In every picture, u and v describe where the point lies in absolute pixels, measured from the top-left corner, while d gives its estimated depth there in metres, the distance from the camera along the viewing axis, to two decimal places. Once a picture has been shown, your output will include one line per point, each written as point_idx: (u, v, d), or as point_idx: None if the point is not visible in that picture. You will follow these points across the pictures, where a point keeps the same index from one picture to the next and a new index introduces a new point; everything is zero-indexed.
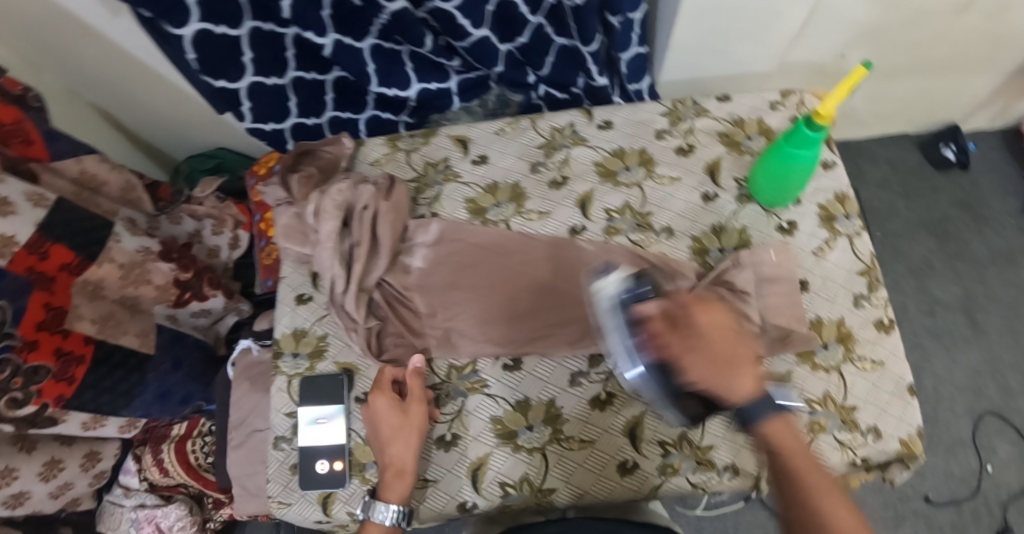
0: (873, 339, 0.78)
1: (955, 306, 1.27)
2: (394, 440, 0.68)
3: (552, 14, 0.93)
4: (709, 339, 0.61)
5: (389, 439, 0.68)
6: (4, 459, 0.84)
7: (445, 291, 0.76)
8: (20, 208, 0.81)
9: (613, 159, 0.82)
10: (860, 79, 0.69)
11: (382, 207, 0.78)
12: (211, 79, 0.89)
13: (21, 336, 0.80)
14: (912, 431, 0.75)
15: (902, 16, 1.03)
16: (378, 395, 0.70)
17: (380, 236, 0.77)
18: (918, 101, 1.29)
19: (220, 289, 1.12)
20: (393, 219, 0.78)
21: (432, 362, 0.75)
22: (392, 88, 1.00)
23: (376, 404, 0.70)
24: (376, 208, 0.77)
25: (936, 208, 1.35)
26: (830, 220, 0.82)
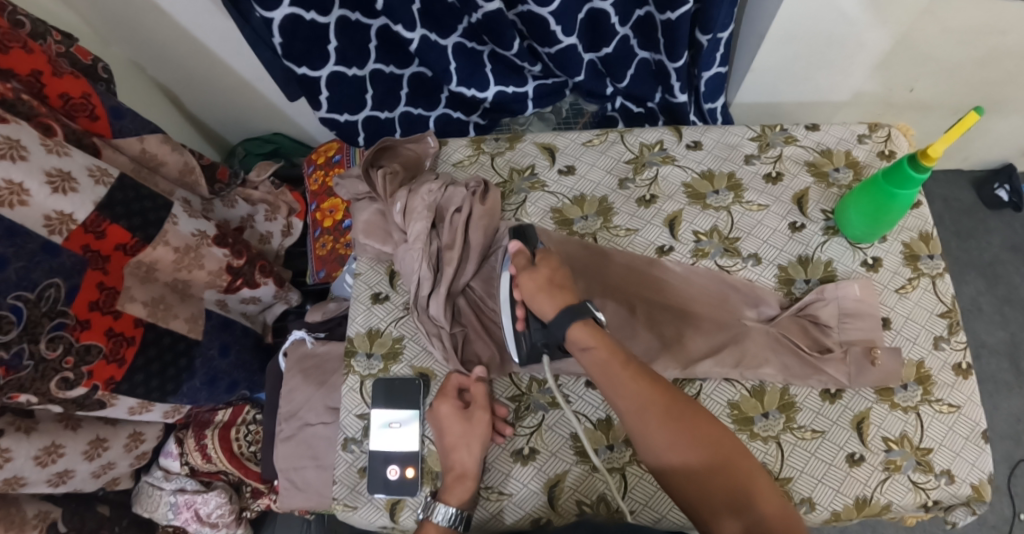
0: (952, 382, 0.76)
1: (1001, 351, 1.29)
2: (460, 443, 0.69)
3: (639, 26, 0.93)
4: (543, 274, 0.66)
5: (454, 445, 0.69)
6: (49, 435, 0.81)
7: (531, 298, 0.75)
8: (81, 184, 0.77)
9: (701, 182, 0.82)
10: (970, 125, 0.68)
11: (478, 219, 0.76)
12: (293, 65, 0.87)
13: (73, 315, 0.78)
14: (985, 477, 0.73)
15: (976, 53, 1.01)
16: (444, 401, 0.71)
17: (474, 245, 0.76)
18: (977, 138, 1.29)
19: (271, 278, 1.09)
20: (484, 234, 0.76)
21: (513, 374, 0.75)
22: (471, 88, 0.98)
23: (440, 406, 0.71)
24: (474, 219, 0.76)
25: (987, 250, 1.37)
26: (914, 259, 0.81)
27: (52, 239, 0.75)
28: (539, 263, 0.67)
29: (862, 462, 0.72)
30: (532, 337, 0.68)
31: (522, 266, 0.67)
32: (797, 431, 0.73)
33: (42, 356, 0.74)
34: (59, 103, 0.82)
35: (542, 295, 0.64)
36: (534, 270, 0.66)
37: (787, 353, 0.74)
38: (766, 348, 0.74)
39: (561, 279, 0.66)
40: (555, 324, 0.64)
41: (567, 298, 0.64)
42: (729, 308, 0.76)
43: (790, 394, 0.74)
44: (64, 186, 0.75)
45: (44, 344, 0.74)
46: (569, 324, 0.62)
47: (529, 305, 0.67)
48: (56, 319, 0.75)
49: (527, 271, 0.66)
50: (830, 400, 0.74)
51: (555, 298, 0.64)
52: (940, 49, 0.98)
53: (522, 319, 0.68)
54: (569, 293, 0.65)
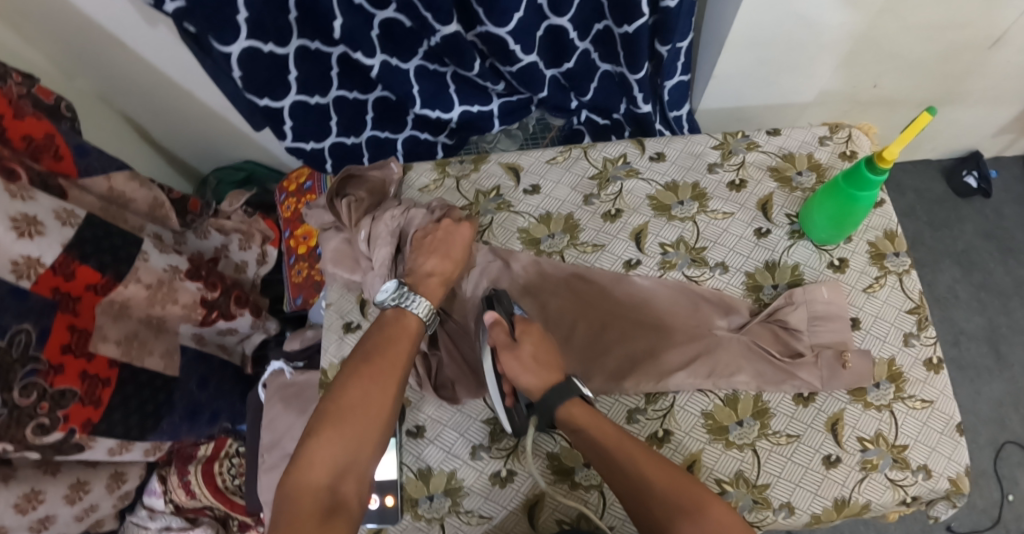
0: (924, 378, 0.77)
1: (980, 336, 1.31)
2: (382, 381, 0.61)
3: (599, 40, 0.93)
4: (527, 352, 0.67)
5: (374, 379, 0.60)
6: (29, 482, 0.80)
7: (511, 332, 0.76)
8: (47, 227, 0.76)
9: (666, 193, 0.83)
10: (923, 125, 0.69)
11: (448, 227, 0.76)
12: (255, 97, 0.86)
13: (45, 360, 0.77)
14: (961, 470, 0.73)
15: (935, 48, 1.02)
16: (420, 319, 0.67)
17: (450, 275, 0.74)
18: (943, 129, 1.31)
19: (246, 308, 1.09)
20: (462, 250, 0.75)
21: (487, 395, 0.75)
22: (435, 110, 0.99)
23: (384, 340, 0.64)
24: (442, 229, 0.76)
25: (960, 237, 1.39)
26: (880, 257, 0.82)
27: (21, 284, 0.74)
28: (521, 340, 0.67)
29: (838, 463, 0.73)
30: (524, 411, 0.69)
31: (502, 344, 0.67)
32: (773, 437, 0.73)
33: (16, 404, 0.73)
34: (23, 145, 0.81)
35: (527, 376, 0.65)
36: (516, 350, 0.66)
37: (758, 359, 0.74)
38: (737, 356, 0.74)
39: (545, 356, 0.67)
40: (542, 402, 0.66)
41: (552, 371, 0.66)
42: (699, 317, 0.76)
43: (764, 399, 0.74)
44: (30, 229, 0.74)
45: (16, 393, 0.73)
46: (558, 405, 0.64)
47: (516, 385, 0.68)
48: (27, 365, 0.74)
49: (508, 350, 0.67)
50: (804, 404, 0.75)
51: (541, 379, 0.66)
52: (900, 45, 1.00)
53: (510, 395, 0.70)
54: (554, 369, 0.67)
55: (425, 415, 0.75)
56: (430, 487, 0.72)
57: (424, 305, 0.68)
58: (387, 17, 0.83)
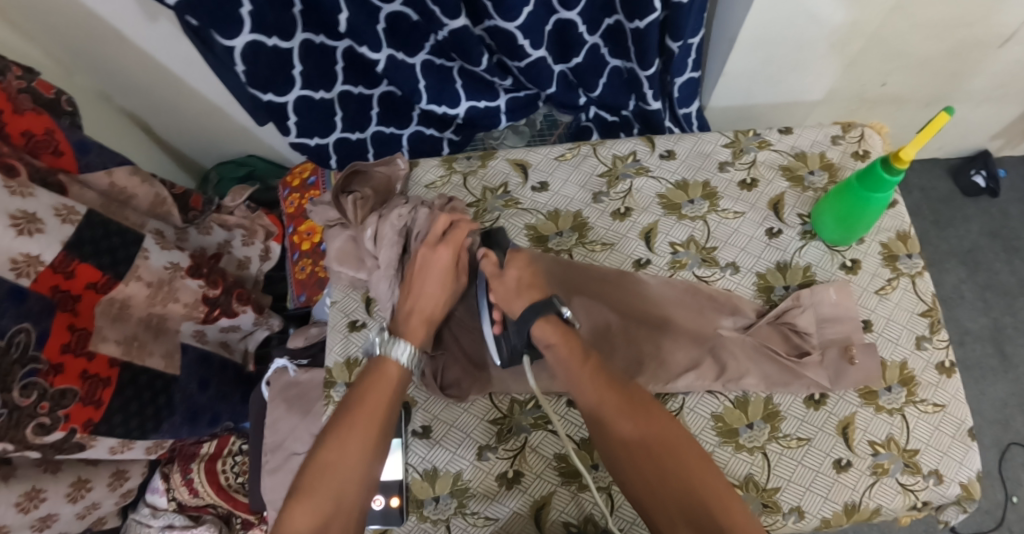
0: (936, 382, 0.76)
1: (985, 337, 1.30)
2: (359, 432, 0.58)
3: (609, 35, 0.92)
4: (511, 278, 0.67)
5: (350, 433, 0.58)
6: (30, 480, 0.79)
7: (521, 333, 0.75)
8: (47, 224, 0.75)
9: (676, 192, 0.82)
10: (940, 126, 0.67)
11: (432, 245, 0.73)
12: (259, 92, 0.85)
13: (45, 359, 0.76)
14: (973, 475, 0.72)
15: (947, 46, 1.01)
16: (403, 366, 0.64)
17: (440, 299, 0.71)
18: (953, 128, 1.29)
19: (249, 306, 1.07)
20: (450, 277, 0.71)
21: (494, 395, 0.75)
22: (442, 105, 0.98)
23: (364, 389, 0.62)
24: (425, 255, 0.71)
25: (967, 237, 1.38)
26: (893, 259, 0.81)
27: (20, 282, 0.73)
28: (506, 268, 0.68)
29: (849, 467, 0.72)
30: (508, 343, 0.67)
31: (490, 273, 0.69)
32: (783, 440, 0.72)
33: (16, 404, 0.71)
34: (22, 141, 0.81)
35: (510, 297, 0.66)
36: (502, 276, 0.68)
37: (765, 361, 0.73)
38: (746, 359, 0.73)
39: (529, 280, 0.67)
40: (522, 321, 0.65)
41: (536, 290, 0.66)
42: (709, 319, 0.75)
43: (774, 402, 0.74)
44: (30, 227, 0.73)
45: (17, 392, 0.72)
46: (534, 321, 0.64)
47: (504, 308, 0.67)
48: (27, 366, 0.73)
49: (496, 277, 0.68)
50: (815, 407, 0.74)
51: (523, 298, 0.66)
52: (913, 43, 0.98)
53: (500, 323, 0.68)
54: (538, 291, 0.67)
55: (432, 415, 0.74)
56: (436, 488, 0.71)
57: (406, 349, 0.65)
58: (394, 11, 0.82)
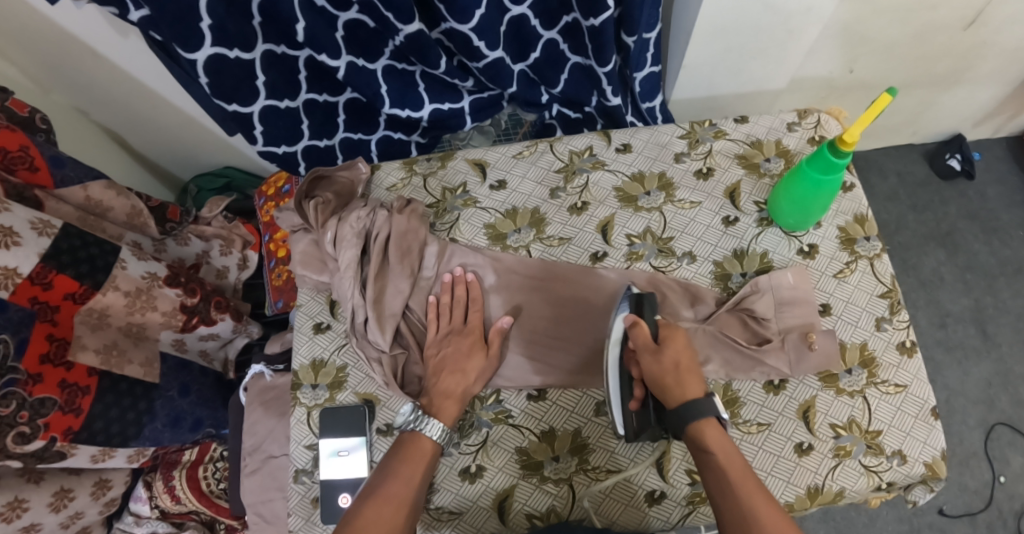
0: (897, 362, 0.75)
1: (967, 318, 1.30)
2: (392, 498, 0.58)
3: (566, 31, 0.93)
4: (671, 357, 0.63)
5: (382, 499, 0.58)
6: (12, 490, 0.80)
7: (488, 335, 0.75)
8: (24, 238, 0.78)
9: (632, 184, 0.83)
10: (884, 106, 0.67)
11: (445, 331, 0.74)
12: (223, 103, 0.87)
13: (25, 369, 0.77)
14: (938, 454, 0.71)
15: (911, 31, 1.01)
16: (436, 442, 0.64)
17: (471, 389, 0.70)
18: (929, 111, 1.29)
19: (227, 314, 1.09)
20: (484, 359, 0.71)
21: None
22: (405, 109, 0.99)
23: (399, 458, 0.62)
24: (435, 344, 0.73)
25: (945, 220, 1.38)
26: (850, 242, 0.81)
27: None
28: (664, 343, 0.64)
29: (811, 451, 0.71)
30: (643, 418, 0.66)
31: (645, 347, 0.64)
32: (743, 426, 0.72)
33: None
34: None
35: (671, 384, 0.61)
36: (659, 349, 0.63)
37: (723, 347, 0.74)
38: (704, 345, 0.74)
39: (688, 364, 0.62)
40: (674, 413, 0.61)
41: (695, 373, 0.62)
42: (667, 309, 0.76)
43: (733, 389, 0.74)
44: (7, 240, 0.76)
45: None
46: (693, 421, 0.59)
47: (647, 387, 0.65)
48: (7, 375, 0.75)
49: (649, 352, 0.64)
50: (774, 392, 0.74)
51: (683, 387, 0.61)
52: (875, 29, 0.99)
53: (638, 399, 0.67)
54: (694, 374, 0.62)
55: (394, 413, 0.75)
56: None
57: (438, 428, 0.65)
58: (351, 17, 0.83)
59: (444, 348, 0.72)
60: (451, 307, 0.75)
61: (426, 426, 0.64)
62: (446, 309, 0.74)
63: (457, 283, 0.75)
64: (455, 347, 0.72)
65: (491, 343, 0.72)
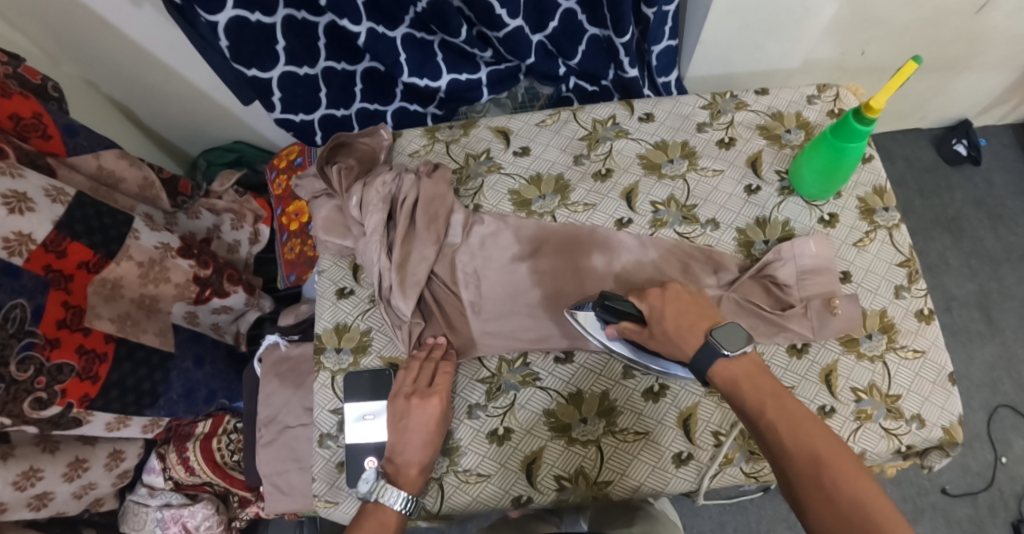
0: (915, 329, 0.76)
1: (971, 303, 1.32)
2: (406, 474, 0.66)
3: (585, 1, 0.93)
4: (669, 312, 0.62)
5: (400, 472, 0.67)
6: (27, 459, 0.79)
7: (513, 301, 0.75)
8: (38, 204, 0.77)
9: (656, 152, 0.83)
10: (909, 75, 0.68)
11: (407, 392, 0.69)
12: (242, 68, 0.85)
13: (42, 333, 0.76)
14: (955, 419, 0.72)
15: (921, 13, 1.02)
16: (400, 514, 0.64)
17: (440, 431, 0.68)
18: (936, 97, 1.31)
19: (240, 286, 1.08)
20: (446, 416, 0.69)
21: (483, 358, 0.75)
22: (423, 79, 0.98)
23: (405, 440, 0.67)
24: (397, 408, 0.69)
25: (950, 205, 1.40)
26: (870, 212, 0.81)
27: (13, 261, 0.73)
28: (658, 313, 0.63)
29: (833, 414, 0.72)
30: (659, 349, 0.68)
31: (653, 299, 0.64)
32: None
33: (13, 378, 0.72)
34: (9, 124, 0.81)
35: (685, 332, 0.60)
36: (651, 324, 0.63)
37: (748, 311, 0.74)
38: (728, 311, 0.74)
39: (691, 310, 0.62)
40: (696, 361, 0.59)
41: (700, 317, 0.61)
42: (689, 276, 0.76)
43: (757, 353, 0.74)
44: (19, 206, 0.74)
45: (14, 366, 0.72)
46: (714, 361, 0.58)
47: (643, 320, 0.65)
48: (24, 339, 0.74)
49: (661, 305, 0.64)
50: (797, 356, 0.74)
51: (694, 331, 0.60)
52: (893, 11, 1.00)
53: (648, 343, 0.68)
54: (706, 319, 0.61)
55: None
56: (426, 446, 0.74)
57: (399, 496, 0.64)
58: None
59: (406, 412, 0.68)
60: (417, 372, 0.71)
61: (389, 497, 0.63)
62: (413, 373, 0.70)
63: (434, 348, 0.73)
64: (419, 419, 0.68)
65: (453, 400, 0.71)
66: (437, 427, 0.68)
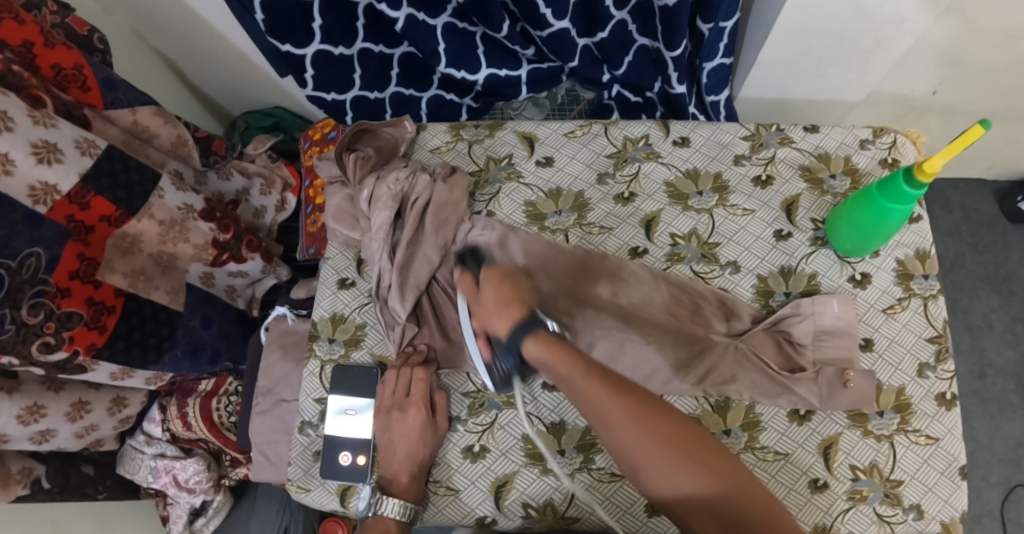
0: (933, 413, 0.70)
1: (1009, 372, 1.23)
2: (398, 482, 0.68)
3: (637, 12, 0.88)
4: (488, 295, 0.60)
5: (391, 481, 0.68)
6: (32, 395, 0.82)
7: None
8: (66, 155, 0.77)
9: (685, 181, 0.79)
10: (975, 139, 0.59)
11: (388, 407, 0.70)
12: (277, 42, 0.85)
13: (54, 283, 0.77)
14: (957, 515, 0.67)
15: (1010, 57, 0.92)
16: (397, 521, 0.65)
17: (428, 437, 0.69)
18: (1014, 147, 1.19)
19: (258, 253, 1.10)
20: (432, 425, 0.69)
21: (471, 373, 0.73)
22: (461, 70, 0.95)
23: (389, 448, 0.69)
24: (380, 422, 0.70)
25: (1005, 264, 1.29)
26: (907, 277, 0.75)
27: (37, 209, 0.75)
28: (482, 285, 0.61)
29: (825, 489, 0.68)
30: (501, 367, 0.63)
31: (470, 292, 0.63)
32: (759, 452, 0.69)
33: (23, 321, 0.73)
34: (51, 74, 0.81)
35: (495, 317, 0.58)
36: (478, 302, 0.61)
37: (752, 368, 0.70)
38: (731, 364, 0.70)
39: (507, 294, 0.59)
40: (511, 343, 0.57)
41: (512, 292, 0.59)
42: (699, 319, 0.72)
43: (756, 412, 0.70)
44: (49, 157, 0.75)
45: (25, 310, 0.73)
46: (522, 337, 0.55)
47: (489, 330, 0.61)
48: (37, 286, 0.75)
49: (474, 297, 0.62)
50: (798, 422, 0.70)
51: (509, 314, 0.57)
52: (974, 51, 0.90)
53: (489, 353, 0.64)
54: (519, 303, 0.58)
55: None
56: None
57: (394, 505, 0.65)
58: None
59: (389, 426, 0.70)
60: (396, 383, 0.71)
61: (385, 507, 0.65)
62: (390, 384, 0.71)
63: (414, 354, 0.73)
64: (398, 435, 0.69)
65: (437, 410, 0.70)
66: (418, 441, 0.68)
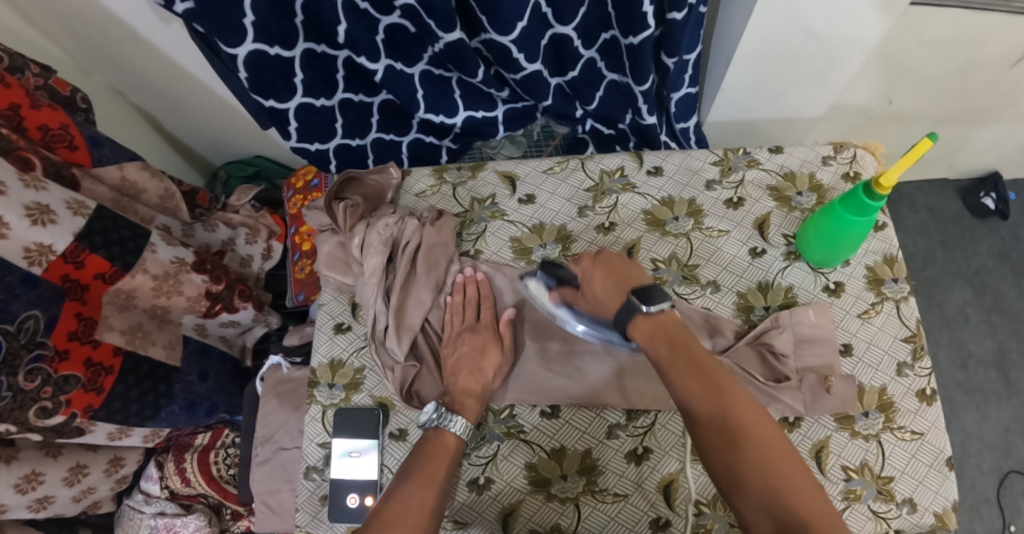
0: (915, 409, 0.74)
1: (989, 361, 1.29)
2: (414, 503, 0.57)
3: (605, 49, 0.93)
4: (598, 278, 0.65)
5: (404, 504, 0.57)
6: (30, 463, 0.81)
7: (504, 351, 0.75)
8: (59, 216, 0.77)
9: (661, 208, 0.83)
10: (925, 151, 0.62)
11: (459, 330, 0.75)
12: (260, 98, 0.88)
13: (53, 345, 0.78)
14: (949, 505, 0.70)
15: (953, 66, 0.99)
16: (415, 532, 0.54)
17: (489, 387, 0.72)
18: (964, 148, 1.27)
19: (250, 302, 1.10)
20: (500, 353, 0.73)
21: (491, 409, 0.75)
22: (439, 114, 1.00)
23: (421, 461, 0.63)
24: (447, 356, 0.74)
25: (975, 258, 1.36)
26: (877, 283, 0.79)
27: (33, 270, 0.76)
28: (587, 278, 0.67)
29: None
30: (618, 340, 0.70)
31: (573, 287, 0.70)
32: None
33: (20, 387, 0.74)
34: (39, 135, 0.83)
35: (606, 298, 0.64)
36: (583, 287, 0.67)
37: (740, 382, 0.73)
38: None
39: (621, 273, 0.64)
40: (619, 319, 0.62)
41: (625, 281, 0.63)
42: None
43: None
44: (42, 218, 0.75)
45: (21, 376, 0.74)
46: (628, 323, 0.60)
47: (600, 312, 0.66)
48: (34, 351, 0.76)
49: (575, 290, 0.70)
50: (788, 430, 0.73)
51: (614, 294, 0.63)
52: (917, 61, 0.97)
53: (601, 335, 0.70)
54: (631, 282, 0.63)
55: (409, 419, 0.75)
56: None
57: (461, 423, 0.67)
58: (392, 22, 0.83)
59: (458, 348, 0.74)
60: (463, 307, 0.77)
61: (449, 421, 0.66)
62: (458, 308, 0.77)
63: (468, 283, 0.78)
64: (421, 486, 0.59)
65: (504, 336, 0.75)
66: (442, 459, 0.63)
